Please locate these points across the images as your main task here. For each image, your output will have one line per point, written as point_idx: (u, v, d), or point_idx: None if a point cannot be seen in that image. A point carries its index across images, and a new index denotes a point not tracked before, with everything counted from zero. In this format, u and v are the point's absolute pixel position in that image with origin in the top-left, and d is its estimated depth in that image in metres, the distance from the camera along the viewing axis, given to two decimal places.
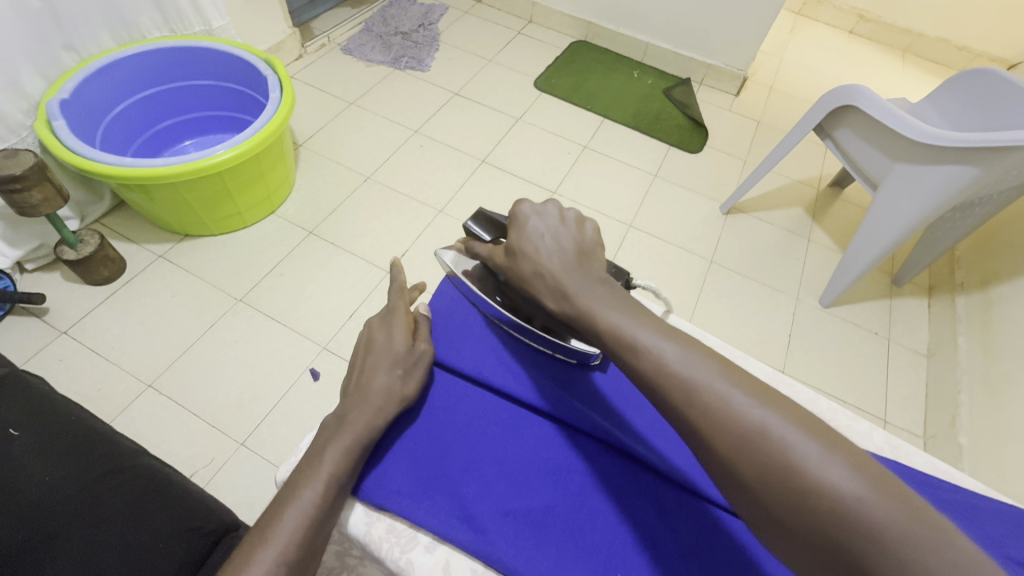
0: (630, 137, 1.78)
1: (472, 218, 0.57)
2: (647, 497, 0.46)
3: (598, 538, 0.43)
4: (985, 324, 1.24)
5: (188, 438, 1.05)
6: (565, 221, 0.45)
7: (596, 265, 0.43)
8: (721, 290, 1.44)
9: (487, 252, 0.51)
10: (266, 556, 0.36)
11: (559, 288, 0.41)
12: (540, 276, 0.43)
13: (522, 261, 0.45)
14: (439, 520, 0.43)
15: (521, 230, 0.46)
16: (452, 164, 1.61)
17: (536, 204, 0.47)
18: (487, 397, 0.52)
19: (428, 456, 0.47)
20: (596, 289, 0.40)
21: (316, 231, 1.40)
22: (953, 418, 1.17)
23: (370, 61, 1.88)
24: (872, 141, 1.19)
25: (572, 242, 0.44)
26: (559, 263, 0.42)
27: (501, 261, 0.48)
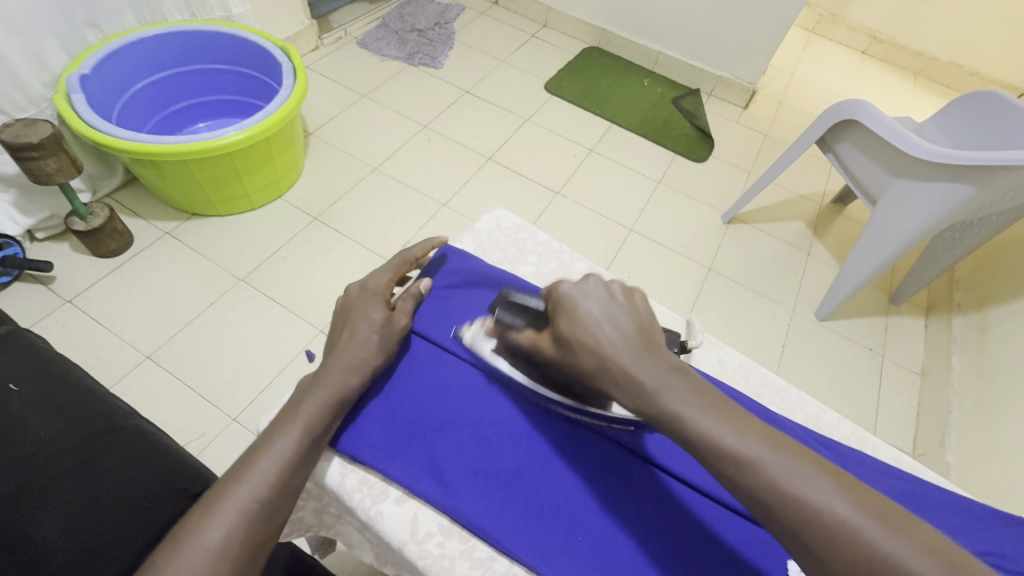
0: (636, 143, 1.80)
1: (497, 304, 0.46)
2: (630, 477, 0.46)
3: (565, 506, 0.45)
4: (979, 345, 1.24)
5: (182, 411, 1.07)
6: (618, 297, 0.40)
7: (661, 349, 0.38)
8: (717, 297, 1.45)
9: (529, 341, 0.43)
10: (243, 493, 0.38)
11: (637, 389, 0.36)
12: (611, 374, 0.37)
13: (580, 353, 0.39)
14: (410, 474, 0.45)
15: (572, 316, 0.40)
16: (459, 160, 1.63)
17: (576, 282, 0.41)
18: (464, 362, 0.52)
19: (405, 414, 0.48)
20: (673, 382, 0.37)
21: (321, 217, 1.42)
22: (943, 436, 1.17)
23: (385, 56, 1.91)
24: (872, 156, 1.20)
25: (630, 319, 0.39)
26: (626, 352, 0.37)
27: (552, 353, 0.41)
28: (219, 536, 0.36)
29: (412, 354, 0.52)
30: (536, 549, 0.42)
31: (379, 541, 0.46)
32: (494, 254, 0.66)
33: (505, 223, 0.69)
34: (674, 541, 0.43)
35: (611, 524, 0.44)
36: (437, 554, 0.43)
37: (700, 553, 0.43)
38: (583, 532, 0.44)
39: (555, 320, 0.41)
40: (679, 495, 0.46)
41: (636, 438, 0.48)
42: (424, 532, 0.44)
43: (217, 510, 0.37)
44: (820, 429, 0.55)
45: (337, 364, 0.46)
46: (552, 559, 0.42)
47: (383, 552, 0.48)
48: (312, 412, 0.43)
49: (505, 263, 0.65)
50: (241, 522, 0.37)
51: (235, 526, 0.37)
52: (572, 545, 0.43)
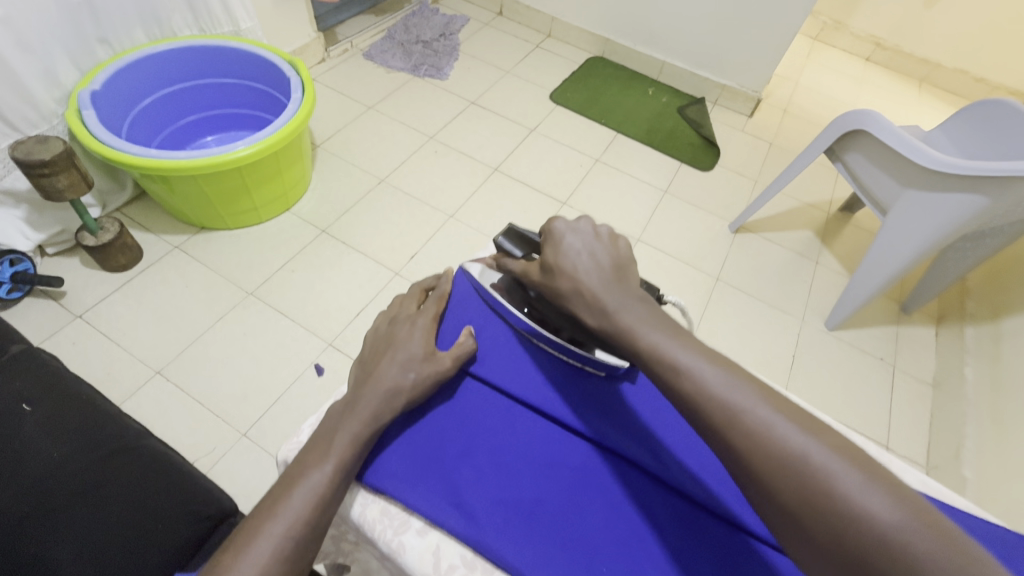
0: (642, 153, 1.80)
1: (502, 235, 0.56)
2: (656, 509, 0.46)
3: (588, 535, 0.44)
4: (994, 356, 1.23)
5: (192, 426, 1.07)
6: (602, 236, 0.48)
7: (631, 282, 0.45)
8: (726, 308, 1.44)
9: (520, 269, 0.52)
10: (277, 529, 0.39)
11: (600, 309, 0.44)
12: (580, 294, 0.45)
13: (559, 277, 0.47)
14: (432, 504, 0.44)
15: (557, 247, 0.48)
16: (466, 171, 1.64)
17: (568, 221, 0.49)
18: (483, 389, 0.52)
19: (425, 443, 0.48)
20: (635, 308, 0.43)
21: (329, 230, 1.42)
22: (958, 448, 1.16)
23: (391, 68, 1.92)
24: (882, 166, 1.19)
25: (608, 257, 0.46)
26: (597, 279, 0.45)
27: (536, 276, 0.50)
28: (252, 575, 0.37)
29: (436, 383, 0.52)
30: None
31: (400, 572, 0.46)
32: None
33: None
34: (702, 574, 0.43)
35: (636, 553, 0.43)
36: None
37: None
38: (608, 562, 0.43)
39: (544, 250, 0.50)
40: (703, 524, 0.45)
41: (662, 467, 0.47)
42: (447, 564, 0.43)
43: (252, 548, 0.38)
44: None
45: (367, 396, 0.46)
46: None
47: None
48: (337, 443, 0.44)
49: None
50: (277, 560, 0.38)
51: (269, 566, 0.37)
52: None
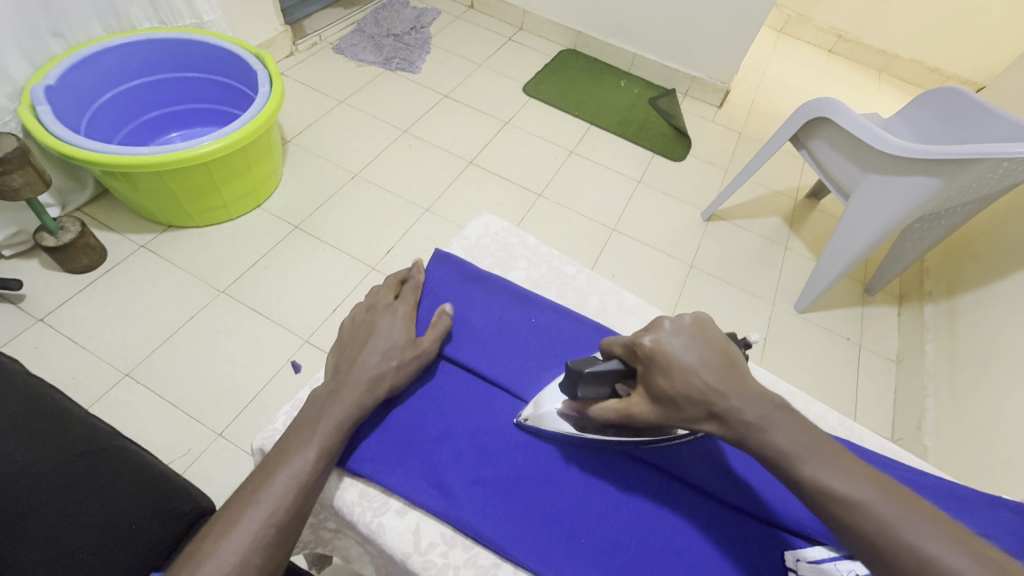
0: (615, 144, 1.82)
1: (568, 382, 0.43)
2: (622, 476, 0.47)
3: (566, 506, 0.45)
4: (951, 331, 1.29)
5: (165, 427, 1.04)
6: (696, 329, 0.41)
7: (742, 368, 0.40)
8: (700, 293, 1.47)
9: (619, 409, 0.42)
10: (258, 517, 0.38)
11: (747, 429, 0.38)
12: (717, 416, 0.38)
13: (685, 405, 0.39)
14: (411, 485, 0.45)
15: (669, 371, 0.39)
16: (440, 165, 1.63)
17: (661, 336, 0.40)
18: (459, 372, 0.53)
19: (402, 427, 0.48)
20: (778, 416, 0.38)
21: (302, 226, 1.40)
22: (919, 420, 1.21)
23: (361, 61, 1.89)
24: (844, 152, 1.23)
25: (717, 356, 0.39)
26: (727, 396, 0.38)
27: (651, 416, 0.41)
28: (234, 560, 0.36)
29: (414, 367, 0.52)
30: (539, 553, 0.43)
31: (381, 553, 0.46)
32: (482, 260, 0.66)
33: (493, 229, 0.69)
34: (675, 539, 0.44)
35: (613, 524, 0.45)
36: (441, 564, 0.43)
37: (699, 550, 0.44)
38: (585, 533, 0.44)
39: (650, 379, 0.40)
40: (675, 491, 0.47)
41: None
42: (427, 543, 0.44)
43: (232, 533, 0.37)
44: (809, 420, 0.57)
45: (351, 383, 0.46)
46: (555, 561, 0.42)
47: (385, 564, 0.48)
48: (307, 423, 0.44)
49: (495, 268, 0.65)
50: (258, 545, 0.38)
51: (251, 552, 0.37)
52: (575, 547, 0.43)
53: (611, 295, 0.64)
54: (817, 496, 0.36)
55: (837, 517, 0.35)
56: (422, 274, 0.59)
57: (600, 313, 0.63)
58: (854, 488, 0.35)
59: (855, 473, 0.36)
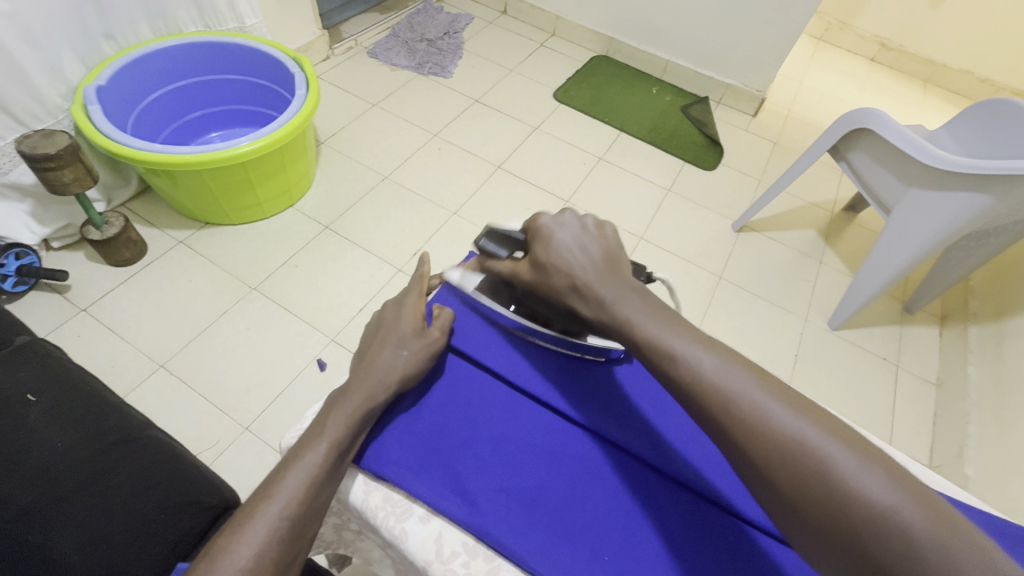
0: (646, 152, 1.79)
1: (481, 237, 0.59)
2: (641, 490, 0.46)
3: (590, 522, 0.44)
4: (997, 355, 1.23)
5: (194, 419, 1.07)
6: (590, 227, 0.49)
7: (623, 271, 0.46)
8: (729, 306, 1.44)
9: (508, 270, 0.53)
10: (273, 510, 0.39)
11: (594, 298, 0.44)
12: (575, 288, 0.46)
13: (552, 273, 0.48)
14: (435, 491, 0.44)
15: (547, 243, 0.49)
16: (469, 169, 1.64)
17: (554, 216, 0.50)
18: (483, 376, 0.53)
19: (428, 431, 0.48)
20: (630, 297, 0.43)
21: (332, 226, 1.43)
22: (960, 447, 1.16)
23: (395, 65, 1.92)
24: (888, 165, 1.19)
25: (598, 249, 0.47)
26: (591, 273, 0.45)
27: (528, 275, 0.50)
28: (248, 555, 0.37)
29: (438, 370, 0.52)
30: (562, 567, 0.42)
31: (402, 559, 0.46)
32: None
33: None
34: (703, 567, 0.42)
35: (635, 547, 0.43)
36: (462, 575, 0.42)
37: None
38: (608, 550, 0.43)
39: (534, 247, 0.50)
40: (705, 516, 0.45)
41: (656, 453, 0.48)
42: (449, 552, 0.43)
43: (249, 527, 0.38)
44: None
45: (362, 378, 0.47)
46: None
47: (406, 569, 0.48)
48: (343, 428, 0.44)
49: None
50: (273, 539, 0.38)
51: (267, 543, 0.38)
52: (599, 565, 0.42)
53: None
54: (649, 351, 0.41)
55: (662, 367, 0.40)
56: (426, 264, 0.59)
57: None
58: (685, 346, 0.40)
59: (691, 341, 0.40)
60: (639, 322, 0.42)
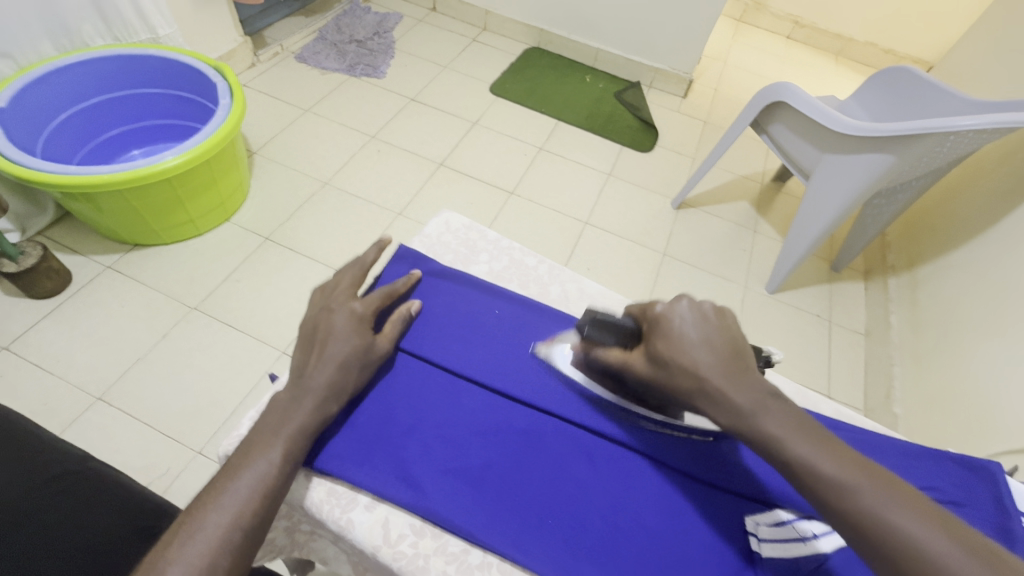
0: (584, 139, 1.84)
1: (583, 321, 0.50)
2: (580, 451, 0.49)
3: (534, 490, 0.46)
4: (914, 301, 1.34)
5: (142, 449, 1.03)
6: (711, 319, 0.43)
7: (753, 369, 0.41)
8: (673, 280, 1.50)
9: (620, 358, 0.47)
10: (218, 518, 0.38)
11: (729, 406, 0.39)
12: (704, 391, 0.40)
13: (673, 369, 0.42)
14: (379, 480, 0.45)
15: (669, 335, 0.43)
16: (411, 168, 1.63)
17: (674, 304, 0.45)
18: (421, 365, 0.53)
19: (368, 424, 0.48)
20: (769, 405, 0.39)
21: (272, 237, 1.39)
22: (889, 389, 1.26)
23: (325, 68, 1.88)
24: (802, 135, 1.27)
25: (724, 343, 0.42)
26: (721, 375, 0.40)
27: (643, 370, 0.44)
28: (197, 566, 0.36)
29: None
30: (509, 537, 0.44)
31: (352, 549, 0.47)
32: (444, 256, 0.66)
33: (454, 225, 0.69)
34: (640, 516, 0.46)
35: (580, 510, 0.46)
36: (411, 554, 0.44)
37: (663, 523, 0.46)
38: (554, 514, 0.45)
39: (652, 339, 0.44)
40: (641, 467, 0.49)
41: (595, 420, 0.51)
42: (397, 534, 0.44)
43: (196, 537, 0.37)
44: None
45: (311, 388, 0.45)
46: (526, 544, 0.43)
47: (360, 561, 0.48)
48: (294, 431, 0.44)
49: (456, 264, 0.65)
50: (225, 548, 0.37)
51: (218, 554, 0.37)
52: (545, 529, 0.44)
53: (571, 283, 0.65)
54: (803, 476, 0.36)
55: (824, 499, 0.35)
56: (405, 283, 0.57)
57: (561, 300, 0.64)
58: (846, 471, 0.35)
59: (848, 459, 0.36)
60: (786, 437, 0.37)
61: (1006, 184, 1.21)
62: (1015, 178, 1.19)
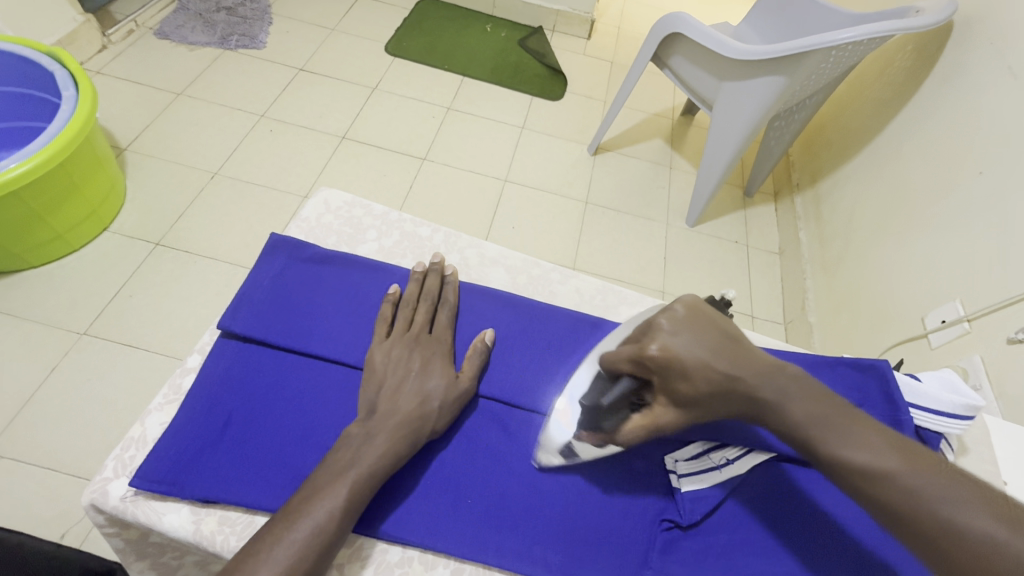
0: (492, 93, 1.77)
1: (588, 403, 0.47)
2: (491, 421, 0.56)
3: (449, 471, 0.53)
4: (818, 216, 1.42)
5: (49, 497, 0.92)
6: (700, 323, 0.45)
7: (754, 352, 0.45)
8: (599, 227, 1.51)
9: (644, 425, 0.46)
10: None
11: (760, 406, 0.44)
12: (734, 399, 0.44)
13: (700, 392, 0.44)
14: (279, 495, 0.48)
15: (684, 371, 0.43)
16: (310, 145, 1.51)
17: (666, 327, 0.45)
18: (317, 364, 0.56)
19: (259, 441, 0.51)
20: (793, 394, 0.43)
21: (164, 242, 1.25)
22: (804, 301, 1.35)
23: (193, 43, 1.67)
24: (701, 65, 1.28)
25: (721, 341, 0.45)
26: (743, 373, 0.44)
27: (677, 419, 0.45)
28: None
29: (265, 368, 0.55)
30: (428, 520, 0.50)
31: None
32: (328, 240, 0.68)
33: (334, 203, 0.72)
34: (557, 474, 0.54)
35: (498, 477, 0.53)
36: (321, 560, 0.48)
37: (581, 480, 0.54)
38: (471, 494, 0.52)
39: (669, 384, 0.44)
40: (541, 425, 0.57)
41: (504, 390, 0.58)
42: None
43: None
44: None
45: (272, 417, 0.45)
46: (444, 526, 0.50)
47: None
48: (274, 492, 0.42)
49: (343, 245, 0.68)
50: None
51: None
52: (463, 506, 0.51)
53: (471, 249, 0.71)
54: (832, 460, 0.40)
55: (854, 482, 0.39)
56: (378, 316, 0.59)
57: (463, 267, 0.70)
58: (878, 457, 0.39)
59: (880, 445, 0.40)
60: (815, 429, 0.42)
61: (887, 93, 1.28)
62: (894, 86, 1.26)
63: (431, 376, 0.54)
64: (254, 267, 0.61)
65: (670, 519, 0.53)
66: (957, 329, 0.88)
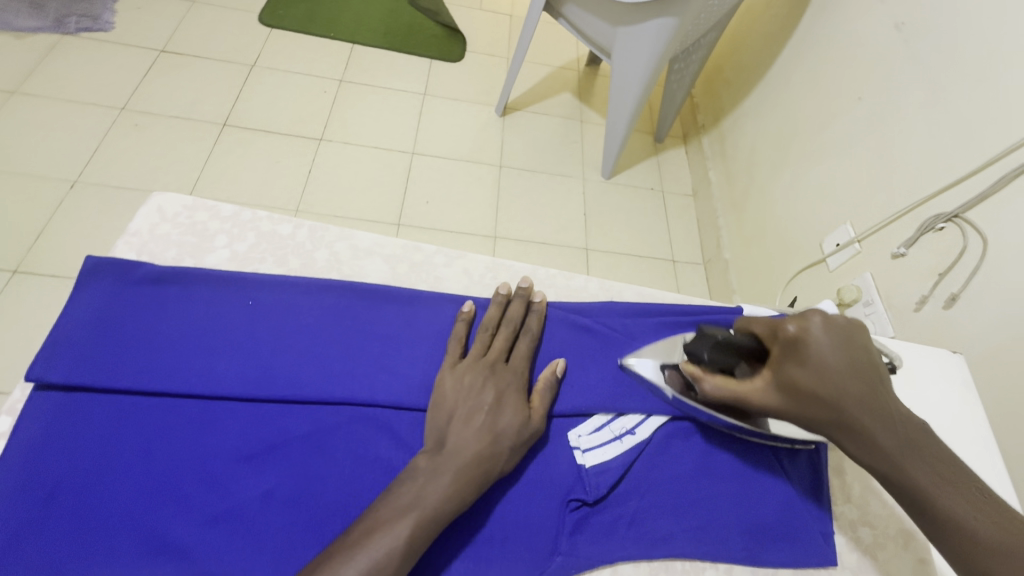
0: (387, 59, 1.64)
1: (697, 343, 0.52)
2: (378, 428, 0.53)
3: (331, 496, 0.49)
4: (724, 154, 1.46)
5: None
6: (850, 339, 0.47)
7: (890, 394, 0.46)
8: (516, 190, 1.47)
9: (729, 390, 0.49)
10: None
11: (880, 444, 0.44)
12: (850, 425, 0.45)
13: (810, 397, 0.45)
14: (128, 563, 0.44)
15: (808, 361, 0.46)
16: (186, 137, 1.35)
17: (815, 323, 0.48)
18: (163, 402, 0.50)
19: (98, 506, 0.46)
20: (910, 444, 0.43)
21: (22, 267, 1.09)
22: (718, 239, 1.40)
23: (20, 30, 1.42)
24: (594, 11, 1.24)
25: (864, 367, 0.46)
26: (868, 412, 0.44)
27: (769, 399, 0.47)
28: None
29: (98, 418, 0.49)
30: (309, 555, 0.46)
31: None
32: (167, 253, 0.61)
33: (171, 210, 0.63)
34: None
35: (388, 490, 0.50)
36: None
37: None
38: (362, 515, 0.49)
39: (784, 363, 0.47)
40: None
41: (390, 394, 0.54)
42: None
43: None
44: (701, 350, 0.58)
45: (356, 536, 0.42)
46: None
47: None
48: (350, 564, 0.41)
49: (186, 257, 0.61)
50: None
51: None
52: None
53: (341, 242, 0.66)
54: (940, 514, 0.41)
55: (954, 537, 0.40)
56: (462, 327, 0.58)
57: (335, 263, 0.64)
58: (980, 522, 0.40)
59: (987, 511, 0.40)
60: (932, 486, 0.42)
61: (774, 25, 1.30)
62: (780, 18, 1.27)
63: (505, 411, 0.52)
64: (69, 300, 0.53)
65: (578, 499, 0.52)
66: (849, 251, 0.93)
